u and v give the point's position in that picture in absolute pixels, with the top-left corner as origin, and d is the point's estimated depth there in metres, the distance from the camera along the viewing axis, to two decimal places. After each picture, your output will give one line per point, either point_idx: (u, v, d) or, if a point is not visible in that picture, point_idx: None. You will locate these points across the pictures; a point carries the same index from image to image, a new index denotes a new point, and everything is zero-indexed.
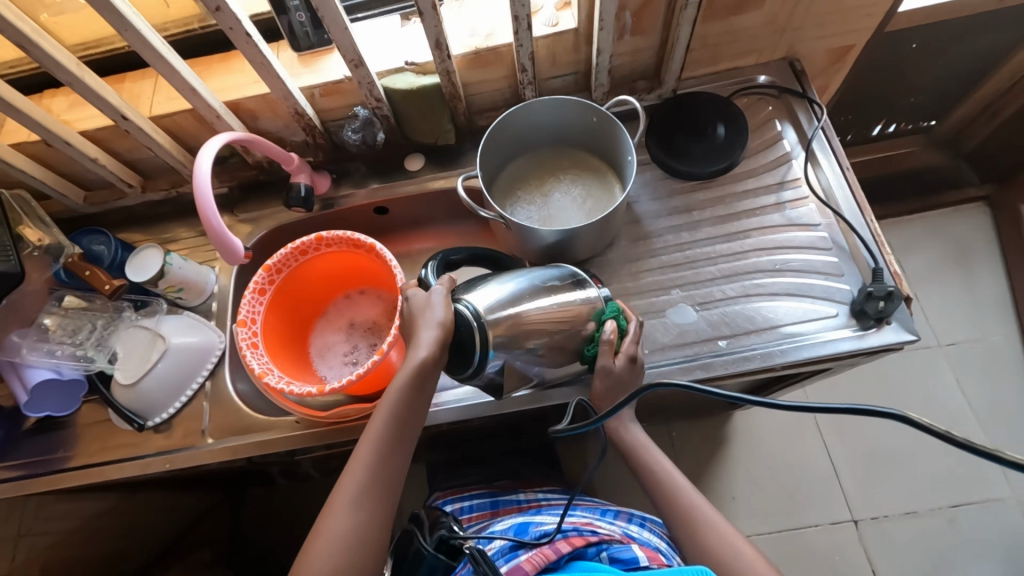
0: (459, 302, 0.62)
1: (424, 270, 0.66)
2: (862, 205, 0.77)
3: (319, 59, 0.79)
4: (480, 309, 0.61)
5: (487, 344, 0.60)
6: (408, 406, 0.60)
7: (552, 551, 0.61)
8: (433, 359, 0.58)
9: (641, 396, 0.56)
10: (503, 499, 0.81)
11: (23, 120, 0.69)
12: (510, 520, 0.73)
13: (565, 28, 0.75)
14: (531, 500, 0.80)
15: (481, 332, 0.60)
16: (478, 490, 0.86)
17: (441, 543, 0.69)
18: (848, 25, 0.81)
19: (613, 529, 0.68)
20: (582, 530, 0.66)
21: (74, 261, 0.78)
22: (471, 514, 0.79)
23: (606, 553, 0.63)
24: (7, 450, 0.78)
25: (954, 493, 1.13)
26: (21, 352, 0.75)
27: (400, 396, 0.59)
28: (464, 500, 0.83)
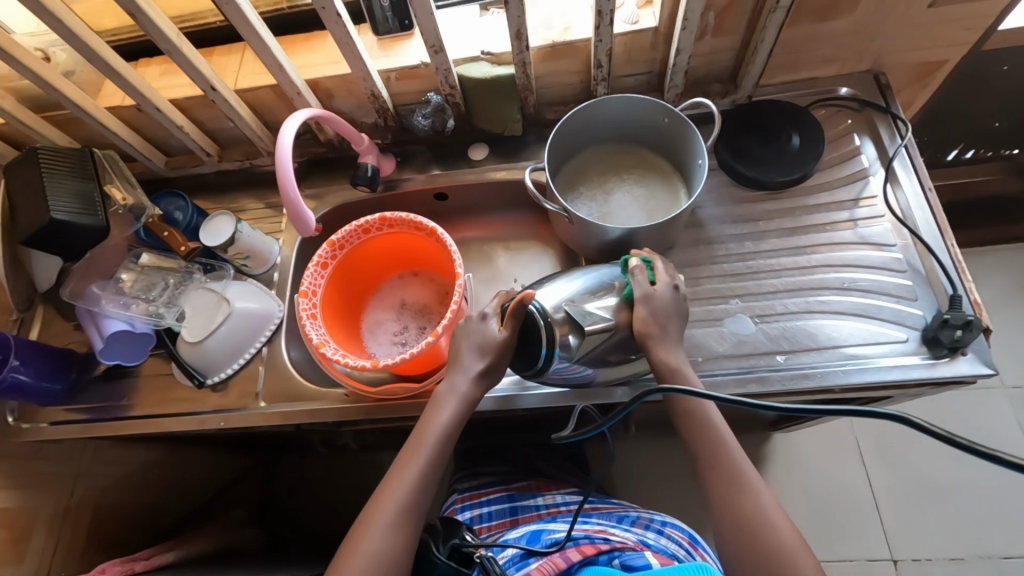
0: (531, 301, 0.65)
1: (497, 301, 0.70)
2: (943, 229, 0.73)
3: (398, 43, 0.80)
4: (547, 308, 0.64)
5: (554, 339, 0.63)
6: (454, 426, 0.64)
7: (562, 559, 0.59)
8: (477, 394, 0.65)
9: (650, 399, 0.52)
10: (521, 505, 0.81)
11: (122, 83, 0.73)
12: (525, 528, 0.72)
13: (645, 26, 0.74)
14: (549, 506, 0.80)
15: (546, 329, 0.63)
16: (497, 494, 0.86)
17: (453, 551, 0.67)
18: (942, 39, 0.77)
19: (628, 537, 0.65)
20: (594, 538, 0.64)
21: (153, 221, 0.82)
22: (490, 522, 0.79)
23: (618, 561, 0.59)
24: (78, 393, 0.83)
25: (1010, 543, 1.07)
26: (101, 303, 0.80)
27: (444, 429, 0.64)
28: (483, 506, 0.83)
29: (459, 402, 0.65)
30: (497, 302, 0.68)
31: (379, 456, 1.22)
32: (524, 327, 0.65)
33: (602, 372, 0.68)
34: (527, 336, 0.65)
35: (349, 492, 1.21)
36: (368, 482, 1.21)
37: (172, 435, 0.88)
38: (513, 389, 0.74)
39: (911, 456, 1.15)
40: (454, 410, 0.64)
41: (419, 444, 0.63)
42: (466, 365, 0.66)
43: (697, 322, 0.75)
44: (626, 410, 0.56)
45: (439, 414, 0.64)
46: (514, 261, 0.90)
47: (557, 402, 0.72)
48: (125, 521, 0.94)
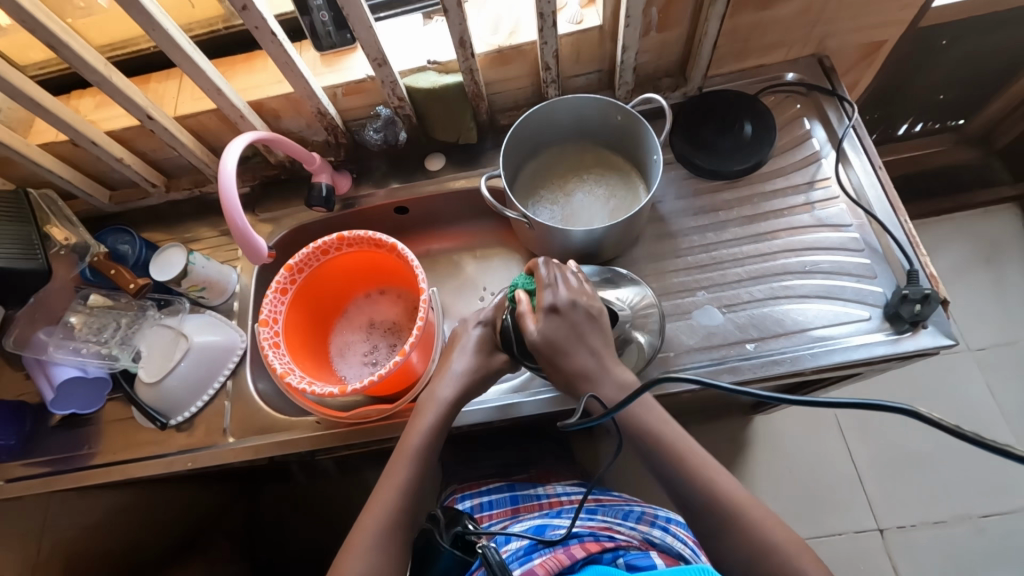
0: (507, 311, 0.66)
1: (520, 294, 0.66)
2: (895, 204, 0.75)
3: (342, 58, 0.78)
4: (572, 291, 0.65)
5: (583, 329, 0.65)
6: (435, 437, 0.64)
7: (566, 556, 0.56)
8: (457, 402, 0.66)
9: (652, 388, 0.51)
10: (522, 495, 0.78)
11: (51, 119, 0.69)
12: (529, 522, 0.69)
13: (589, 26, 0.73)
14: (550, 496, 0.77)
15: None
16: (495, 484, 0.82)
17: (457, 538, 0.63)
18: (880, 19, 0.79)
19: (633, 536, 0.64)
20: (599, 536, 0.61)
21: (99, 260, 0.78)
22: (492, 512, 0.75)
23: (623, 560, 0.57)
24: (33, 446, 0.79)
25: (985, 502, 1.10)
26: (48, 350, 0.76)
27: (425, 439, 0.63)
28: (483, 496, 0.79)
29: (439, 411, 0.65)
30: (495, 312, 0.69)
31: (363, 477, 1.19)
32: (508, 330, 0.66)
33: None
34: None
35: (334, 516, 1.18)
36: (354, 505, 1.18)
37: (140, 480, 0.85)
38: (508, 399, 0.72)
39: (888, 427, 1.17)
40: (434, 420, 0.64)
41: (400, 458, 0.63)
42: (448, 374, 0.67)
43: (666, 318, 0.75)
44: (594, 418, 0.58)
45: (419, 424, 0.64)
46: (481, 269, 0.89)
47: (550, 408, 0.71)
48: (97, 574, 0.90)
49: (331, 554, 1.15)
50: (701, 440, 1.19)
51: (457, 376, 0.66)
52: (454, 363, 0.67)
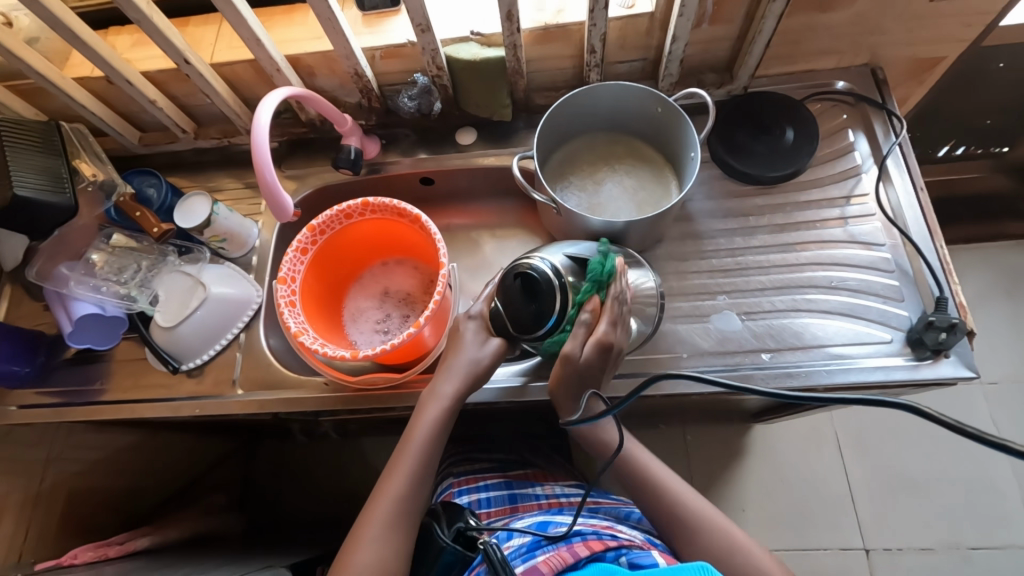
0: (535, 262, 0.63)
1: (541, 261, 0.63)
2: (932, 228, 0.73)
3: (384, 20, 0.77)
4: (556, 267, 0.64)
5: (567, 302, 0.63)
6: (440, 431, 0.65)
7: (569, 554, 0.57)
8: (461, 398, 0.66)
9: (645, 391, 0.53)
10: (520, 493, 0.79)
11: (88, 53, 0.68)
12: (531, 518, 0.70)
13: (640, 11, 0.71)
14: (549, 496, 0.78)
15: (561, 295, 0.62)
16: (494, 481, 0.83)
17: (458, 534, 0.62)
18: (942, 34, 0.76)
19: (635, 536, 0.64)
20: (602, 534, 0.62)
21: (125, 201, 0.79)
22: (490, 509, 0.75)
23: (626, 558, 0.58)
24: (46, 376, 0.80)
25: (977, 536, 1.09)
26: (69, 285, 0.77)
27: (429, 432, 0.64)
28: (481, 491, 0.79)
29: (443, 405, 0.65)
30: (485, 305, 0.69)
31: (361, 442, 1.21)
32: (528, 283, 0.63)
33: None
34: (533, 292, 0.63)
35: (329, 476, 1.20)
36: (349, 467, 1.20)
37: (147, 421, 0.86)
38: (519, 380, 0.73)
39: (888, 451, 1.16)
40: (438, 414, 0.65)
41: (404, 450, 0.64)
42: (448, 369, 0.67)
43: (682, 318, 0.74)
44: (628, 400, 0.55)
45: (423, 417, 0.65)
46: (501, 249, 0.89)
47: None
48: (98, 505, 0.92)
49: (323, 512, 1.17)
50: (698, 443, 1.19)
51: (462, 371, 0.66)
52: (455, 358, 0.67)
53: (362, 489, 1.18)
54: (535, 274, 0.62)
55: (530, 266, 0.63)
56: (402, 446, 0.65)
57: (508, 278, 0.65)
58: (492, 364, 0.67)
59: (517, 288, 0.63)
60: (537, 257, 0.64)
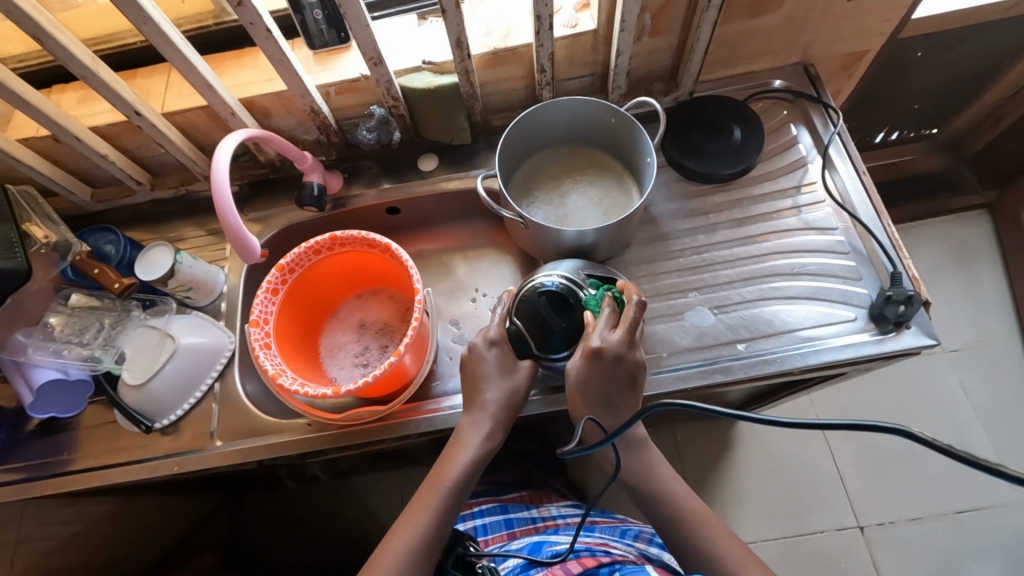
0: (551, 279, 0.69)
1: (550, 276, 0.69)
2: (878, 208, 0.77)
3: (335, 56, 0.78)
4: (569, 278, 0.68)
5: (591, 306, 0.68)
6: (474, 467, 0.63)
7: (562, 571, 0.58)
8: (497, 436, 0.64)
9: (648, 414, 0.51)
10: (517, 517, 0.78)
11: (33, 113, 0.67)
12: (525, 539, 0.71)
13: (584, 29, 0.74)
14: (545, 519, 0.77)
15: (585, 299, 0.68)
16: (489, 505, 0.82)
17: (456, 560, 0.63)
18: (864, 30, 0.81)
19: (629, 551, 0.65)
20: (595, 551, 0.63)
21: (81, 259, 0.76)
22: (488, 536, 0.75)
23: (619, 573, 0.57)
24: (8, 453, 0.76)
25: (960, 499, 1.13)
26: (27, 351, 0.74)
27: (463, 470, 0.62)
28: (477, 518, 0.79)
29: (478, 443, 0.63)
30: (498, 327, 0.68)
31: (350, 482, 1.18)
32: (551, 299, 0.67)
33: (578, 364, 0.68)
34: (559, 307, 0.67)
35: (321, 522, 1.16)
36: (341, 510, 1.17)
37: (122, 486, 0.83)
38: None
39: None
40: (476, 451, 0.63)
41: (435, 486, 0.62)
42: (483, 404, 0.65)
43: (658, 318, 0.76)
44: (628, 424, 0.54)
45: (459, 454, 0.63)
46: (474, 270, 0.89)
47: (558, 405, 0.71)
48: None
49: (318, 560, 1.14)
50: (687, 442, 1.21)
51: (498, 403, 0.65)
52: (488, 390, 0.65)
53: (357, 530, 1.15)
54: (557, 291, 0.68)
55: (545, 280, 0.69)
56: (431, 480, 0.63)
57: (527, 300, 0.68)
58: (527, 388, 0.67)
59: (538, 306, 0.67)
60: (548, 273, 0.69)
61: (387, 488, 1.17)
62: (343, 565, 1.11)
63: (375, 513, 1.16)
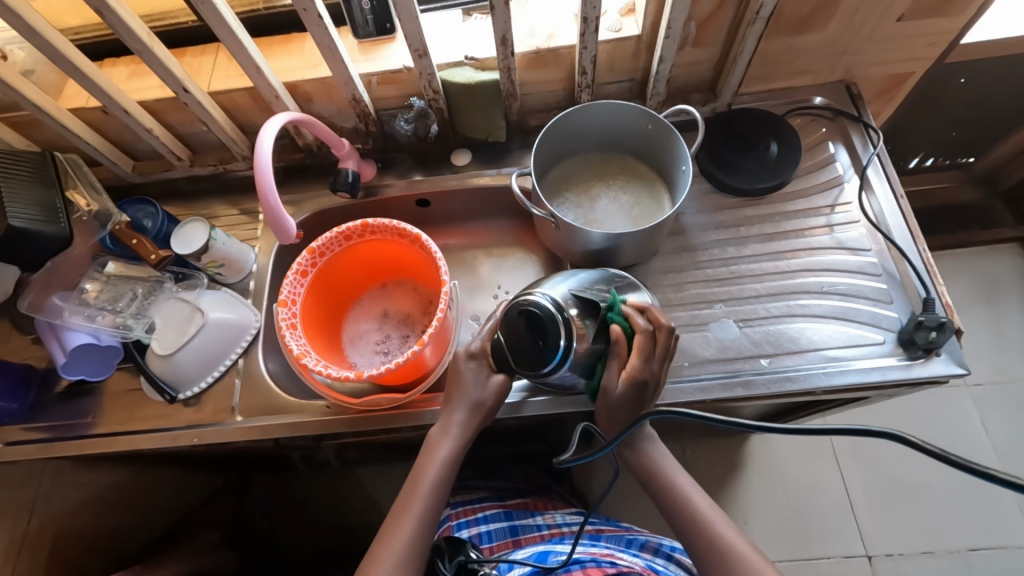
0: (535, 298, 0.62)
1: (537, 296, 0.62)
2: (914, 232, 0.76)
3: (380, 47, 0.79)
4: (557, 301, 0.62)
5: (572, 336, 0.60)
6: (451, 468, 0.64)
7: None
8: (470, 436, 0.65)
9: (644, 423, 0.55)
10: (521, 525, 0.78)
11: (87, 84, 0.69)
12: (531, 548, 0.70)
13: (628, 34, 0.74)
14: (550, 526, 0.76)
15: (566, 329, 0.60)
16: (494, 512, 0.81)
17: (460, 568, 0.64)
18: (911, 52, 0.80)
19: (635, 562, 0.63)
20: (601, 561, 0.62)
21: (121, 228, 0.79)
22: (492, 543, 0.73)
23: None
24: (35, 412, 0.78)
25: (973, 537, 1.11)
26: (63, 315, 0.76)
27: (440, 470, 0.63)
28: (482, 525, 0.78)
29: (453, 444, 0.64)
30: (484, 341, 0.67)
31: (356, 470, 1.19)
32: (532, 320, 0.61)
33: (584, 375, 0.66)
34: (540, 329, 0.61)
35: (326, 507, 1.17)
36: (345, 496, 1.18)
37: (140, 454, 0.84)
38: (518, 396, 0.72)
39: (883, 456, 1.18)
40: (450, 451, 0.64)
41: (415, 490, 0.62)
42: (451, 409, 0.66)
43: (682, 328, 0.75)
44: (625, 432, 0.57)
45: (435, 456, 0.64)
46: (498, 267, 0.90)
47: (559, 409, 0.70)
48: (86, 548, 0.89)
49: (320, 545, 1.14)
50: (697, 457, 1.20)
51: (467, 407, 0.65)
52: (459, 396, 0.66)
53: (358, 518, 1.16)
54: (538, 311, 0.61)
55: (530, 302, 0.62)
56: (410, 487, 0.63)
57: (511, 316, 0.62)
58: (496, 403, 0.66)
59: (515, 328, 0.61)
60: (535, 295, 0.62)
61: (390, 479, 1.18)
62: (344, 551, 1.13)
63: (379, 502, 1.16)
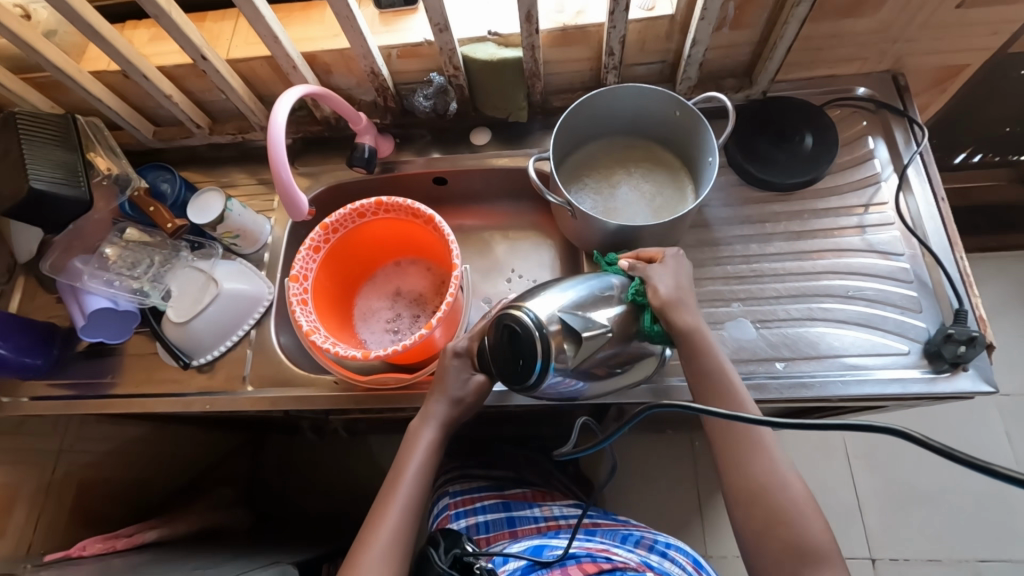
0: (523, 308, 0.59)
1: (524, 312, 0.58)
2: (952, 238, 0.72)
3: (401, 18, 0.76)
4: (543, 318, 0.58)
5: (550, 355, 0.57)
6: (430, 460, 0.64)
7: None
8: (448, 427, 0.66)
9: (638, 421, 0.52)
10: (518, 515, 0.78)
11: (107, 48, 0.68)
12: (527, 542, 0.70)
13: (661, 14, 0.70)
14: (548, 518, 0.77)
15: (544, 341, 0.57)
16: (492, 500, 0.81)
17: (455, 561, 0.63)
18: (968, 43, 0.75)
19: (630, 557, 0.63)
20: (596, 556, 0.62)
21: (139, 196, 0.79)
22: (489, 535, 0.74)
23: None
24: (58, 370, 0.80)
25: (985, 549, 1.08)
26: (83, 278, 0.77)
27: (422, 459, 0.64)
28: (479, 514, 0.78)
29: (431, 435, 0.65)
30: (472, 340, 0.67)
31: (365, 440, 1.21)
32: (514, 334, 0.58)
33: (592, 387, 0.63)
34: (519, 344, 0.58)
35: (336, 474, 1.21)
36: (354, 464, 1.21)
37: (157, 414, 0.87)
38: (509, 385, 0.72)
39: (897, 462, 1.16)
40: (430, 441, 0.65)
41: (398, 478, 0.63)
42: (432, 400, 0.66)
43: None
44: (620, 430, 0.55)
45: (415, 447, 0.65)
46: (513, 250, 0.88)
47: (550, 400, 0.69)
48: (107, 499, 0.93)
49: (328, 508, 1.18)
50: None
51: (445, 401, 0.66)
52: (439, 389, 0.66)
53: (366, 487, 1.18)
54: (522, 326, 0.58)
55: (514, 317, 0.59)
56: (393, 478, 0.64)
57: (497, 328, 0.60)
58: (476, 399, 0.66)
59: (497, 339, 0.60)
60: (522, 308, 0.59)
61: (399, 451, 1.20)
62: (351, 517, 1.16)
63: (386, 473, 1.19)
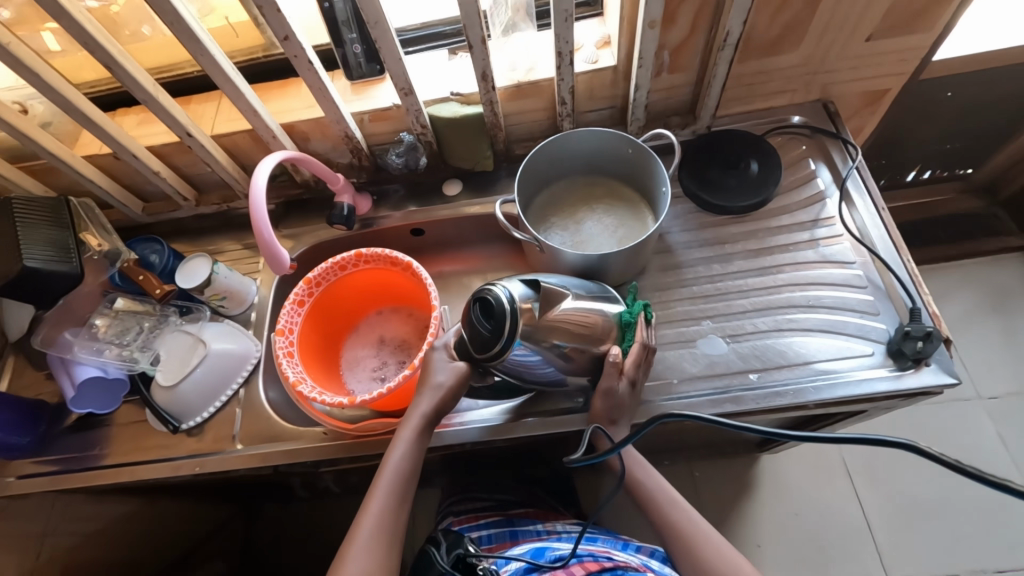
0: (497, 284, 0.62)
1: (497, 286, 0.61)
2: (897, 244, 0.77)
3: (371, 87, 0.84)
4: (516, 295, 0.61)
5: (516, 330, 0.59)
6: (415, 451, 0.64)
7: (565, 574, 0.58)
8: (432, 417, 0.65)
9: (650, 429, 0.57)
10: (521, 530, 0.77)
11: (99, 133, 0.74)
12: (528, 546, 0.70)
13: (605, 65, 0.78)
14: (550, 531, 0.77)
15: (512, 314, 0.59)
16: (494, 519, 0.81)
17: (458, 560, 0.64)
18: (884, 70, 0.83)
19: (632, 559, 0.64)
20: (599, 557, 0.63)
21: (128, 265, 0.84)
22: (491, 544, 0.74)
23: None
24: (46, 445, 0.81)
25: (997, 556, 1.07)
26: (73, 350, 0.80)
27: (406, 451, 0.63)
28: (482, 529, 0.78)
29: (415, 427, 0.64)
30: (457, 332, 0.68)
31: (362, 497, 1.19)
32: (486, 307, 0.61)
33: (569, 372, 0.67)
34: (490, 316, 0.61)
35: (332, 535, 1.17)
36: None
37: (146, 484, 0.86)
38: (503, 419, 0.73)
39: (894, 474, 1.15)
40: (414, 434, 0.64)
41: (382, 471, 0.62)
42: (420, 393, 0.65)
43: (671, 345, 0.76)
44: (633, 438, 0.58)
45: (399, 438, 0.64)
46: None
47: (543, 429, 0.71)
48: None
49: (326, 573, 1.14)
50: (705, 477, 1.18)
51: (429, 394, 0.65)
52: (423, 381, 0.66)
53: None
54: (493, 299, 0.60)
55: (488, 291, 0.61)
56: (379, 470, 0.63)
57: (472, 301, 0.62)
58: (455, 387, 0.65)
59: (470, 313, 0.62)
60: (494, 282, 0.62)
61: None
62: None
63: None
